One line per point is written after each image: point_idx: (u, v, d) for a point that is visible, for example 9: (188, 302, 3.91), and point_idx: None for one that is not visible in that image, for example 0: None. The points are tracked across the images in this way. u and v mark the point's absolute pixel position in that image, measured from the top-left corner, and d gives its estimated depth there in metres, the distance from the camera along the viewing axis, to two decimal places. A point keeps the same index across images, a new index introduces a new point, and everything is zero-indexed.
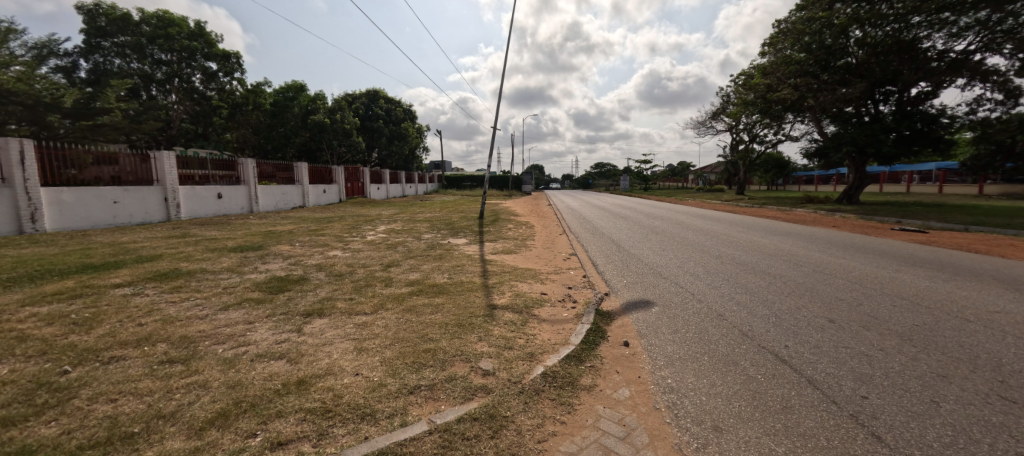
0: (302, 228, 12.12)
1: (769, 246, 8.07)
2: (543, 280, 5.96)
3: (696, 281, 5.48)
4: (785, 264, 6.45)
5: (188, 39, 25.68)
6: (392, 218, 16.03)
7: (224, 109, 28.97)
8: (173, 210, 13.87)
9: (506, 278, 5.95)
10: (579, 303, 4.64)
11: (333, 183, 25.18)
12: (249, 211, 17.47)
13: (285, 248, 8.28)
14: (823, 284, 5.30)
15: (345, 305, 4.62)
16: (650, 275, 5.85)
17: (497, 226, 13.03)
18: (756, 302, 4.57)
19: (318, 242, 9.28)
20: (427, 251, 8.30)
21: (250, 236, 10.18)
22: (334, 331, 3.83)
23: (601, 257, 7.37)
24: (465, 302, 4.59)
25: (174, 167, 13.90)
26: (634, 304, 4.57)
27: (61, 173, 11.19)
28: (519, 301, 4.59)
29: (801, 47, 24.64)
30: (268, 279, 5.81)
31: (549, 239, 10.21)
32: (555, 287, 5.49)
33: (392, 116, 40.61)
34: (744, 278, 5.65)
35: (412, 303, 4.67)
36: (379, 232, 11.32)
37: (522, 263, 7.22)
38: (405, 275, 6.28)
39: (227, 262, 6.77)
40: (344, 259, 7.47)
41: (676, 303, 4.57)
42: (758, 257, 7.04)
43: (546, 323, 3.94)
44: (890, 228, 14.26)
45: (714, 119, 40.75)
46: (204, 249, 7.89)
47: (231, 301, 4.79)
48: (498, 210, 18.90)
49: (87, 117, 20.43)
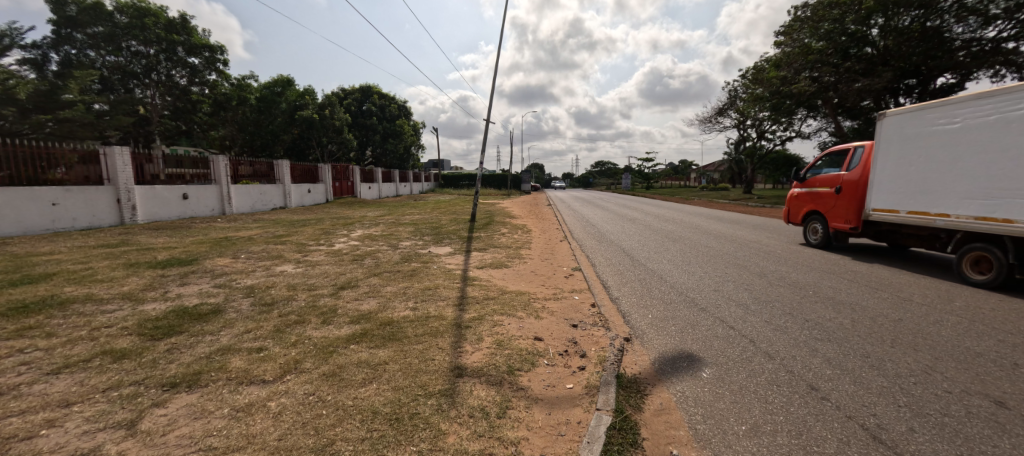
0: (266, 234, 10.60)
1: (819, 260, 6.54)
2: (538, 312, 4.44)
3: (748, 318, 3.97)
4: (854, 287, 4.96)
5: (166, 30, 23.87)
6: (376, 220, 14.49)
7: (206, 105, 27.35)
8: (128, 212, 12.38)
9: (495, 309, 4.44)
10: (590, 361, 3.12)
11: (319, 183, 23.63)
12: (222, 214, 15.93)
13: (224, 261, 6.72)
14: (932, 324, 3.76)
15: (238, 364, 3.08)
16: (683, 307, 4.35)
17: (490, 230, 11.45)
18: (857, 361, 3.02)
19: (271, 253, 7.71)
20: (398, 266, 6.72)
21: (196, 244, 8.61)
22: (190, 426, 2.33)
23: (612, 275, 5.88)
24: (421, 360, 3.04)
25: (129, 165, 12.45)
26: (673, 362, 3.06)
27: (14, 170, 10.12)
28: (499, 359, 3.06)
29: (819, 37, 22.96)
30: (166, 313, 4.29)
31: (548, 248, 8.67)
32: (558, 327, 3.99)
33: (385, 113, 38.89)
34: (811, 312, 4.10)
35: (343, 359, 3.14)
36: (352, 239, 9.77)
37: (511, 283, 5.64)
38: (357, 304, 4.72)
39: (132, 285, 5.22)
40: (290, 277, 5.93)
41: (737, 363, 3.02)
42: (813, 275, 5.53)
43: (539, 408, 2.44)
44: None
45: (721, 115, 39.05)
46: (119, 264, 6.33)
47: (78, 356, 3.25)
48: (493, 212, 17.36)
49: (50, 111, 18.92)
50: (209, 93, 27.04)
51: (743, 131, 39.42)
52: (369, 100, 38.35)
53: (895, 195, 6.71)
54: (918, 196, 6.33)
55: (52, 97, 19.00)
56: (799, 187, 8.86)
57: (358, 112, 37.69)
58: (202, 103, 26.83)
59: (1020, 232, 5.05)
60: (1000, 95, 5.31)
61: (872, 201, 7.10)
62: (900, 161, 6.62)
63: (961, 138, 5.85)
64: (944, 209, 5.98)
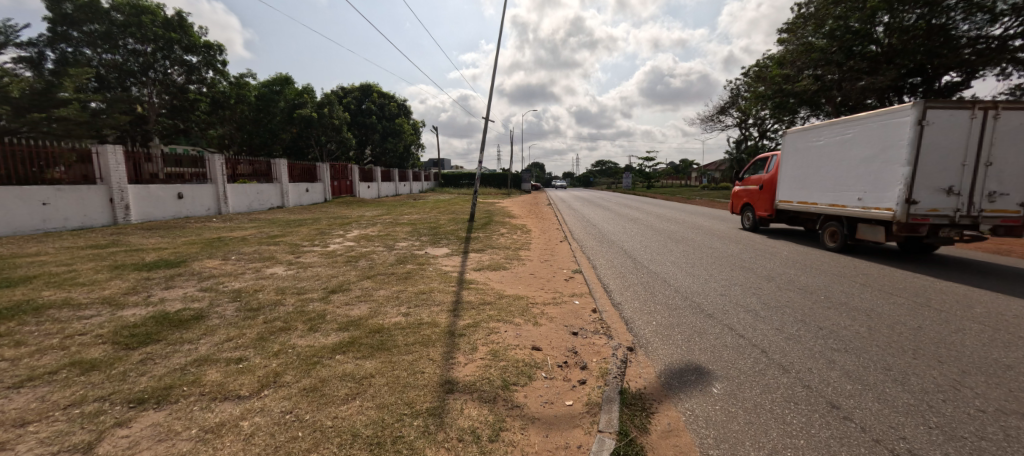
0: (260, 234, 10.37)
1: (827, 262, 6.36)
2: (537, 318, 4.23)
3: (757, 325, 3.76)
4: (866, 291, 4.77)
5: (163, 28, 23.64)
6: (373, 220, 14.31)
7: (204, 104, 26.98)
8: (121, 212, 12.19)
9: (491, 315, 4.22)
10: (591, 373, 2.91)
11: (317, 182, 23.42)
12: (218, 213, 15.72)
13: (213, 263, 6.51)
14: (954, 332, 3.55)
15: (214, 377, 2.88)
16: (688, 312, 4.15)
17: (488, 230, 11.25)
18: (878, 375, 2.82)
19: (263, 254, 7.49)
20: (393, 268, 6.50)
21: (187, 245, 8.39)
22: (152, 449, 2.12)
23: (613, 278, 5.69)
24: (409, 373, 2.83)
25: (122, 164, 12.27)
26: (680, 376, 2.85)
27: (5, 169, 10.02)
28: (494, 372, 2.85)
29: (823, 34, 22.67)
30: (146, 319, 4.09)
31: (548, 249, 8.46)
32: (558, 335, 3.78)
33: (385, 111, 38.64)
34: (824, 319, 3.90)
35: (327, 372, 2.92)
36: (347, 239, 9.56)
37: (509, 287, 5.42)
38: (347, 309, 4.50)
39: (114, 289, 5.01)
40: (280, 280, 5.71)
41: (749, 377, 2.81)
42: (822, 278, 5.34)
43: (535, 429, 2.23)
44: None
45: (722, 114, 38.76)
46: (103, 266, 6.11)
47: (44, 368, 3.04)
48: (492, 212, 17.17)
49: (45, 109, 18.72)
50: (207, 92, 26.76)
51: (745, 130, 39.15)
52: (368, 99, 38.12)
53: (792, 190, 9.66)
54: (806, 191, 9.18)
55: (47, 95, 18.78)
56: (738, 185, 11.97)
57: (358, 111, 37.46)
58: (199, 102, 26.57)
59: (845, 213, 7.98)
60: (846, 123, 8.07)
61: (780, 194, 10.09)
62: (797, 166, 9.48)
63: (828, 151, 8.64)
64: (814, 199, 8.91)
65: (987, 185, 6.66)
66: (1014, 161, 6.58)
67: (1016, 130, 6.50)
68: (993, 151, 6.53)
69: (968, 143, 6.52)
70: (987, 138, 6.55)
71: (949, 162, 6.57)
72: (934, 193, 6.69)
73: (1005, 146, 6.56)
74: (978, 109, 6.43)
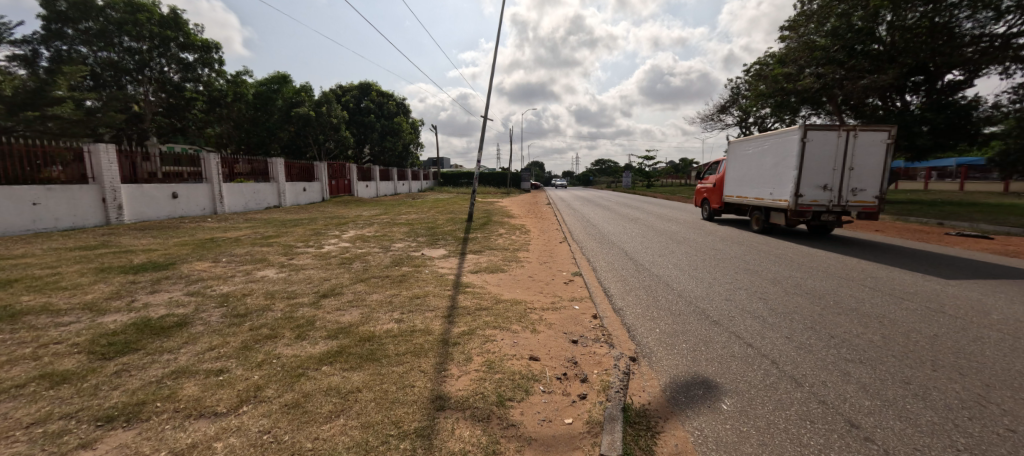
0: (254, 235, 10.19)
1: (832, 264, 6.23)
2: (534, 325, 4.06)
3: (765, 333, 3.60)
4: (875, 296, 4.62)
5: (159, 26, 23.39)
6: (370, 220, 14.15)
7: (200, 102, 26.63)
8: (113, 212, 12.01)
9: (488, 322, 4.05)
10: (593, 387, 2.74)
11: (315, 181, 23.22)
12: (213, 213, 15.53)
13: (203, 265, 6.32)
14: (972, 340, 3.39)
15: (191, 392, 2.70)
16: (693, 318, 3.98)
17: (486, 231, 11.09)
18: (897, 389, 2.65)
19: (255, 255, 7.30)
20: (387, 271, 6.32)
21: (178, 247, 8.21)
22: None
23: (614, 281, 5.53)
24: (399, 387, 2.66)
25: (115, 163, 12.09)
26: (687, 390, 2.68)
27: None
28: (489, 386, 2.68)
29: (825, 32, 22.47)
30: (126, 326, 3.91)
31: (547, 250, 8.28)
32: (557, 344, 3.60)
33: (384, 110, 38.42)
34: (835, 326, 3.74)
35: (311, 386, 2.75)
36: (343, 240, 9.38)
37: (507, 291, 5.25)
38: (337, 315, 4.31)
39: (97, 293, 4.83)
40: (270, 284, 5.53)
41: (760, 392, 2.64)
42: (830, 282, 5.18)
43: (532, 452, 2.06)
44: (945, 233, 12.21)
45: (723, 113, 38.59)
46: (89, 269, 5.92)
47: (11, 381, 2.86)
48: (491, 211, 17.00)
49: (38, 107, 18.48)
50: (203, 90, 26.37)
51: (745, 129, 38.96)
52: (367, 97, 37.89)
53: (733, 187, 12.71)
54: (741, 188, 12.24)
55: (40, 93, 18.55)
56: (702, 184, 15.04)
57: (356, 110, 37.26)
58: (196, 100, 26.18)
59: (761, 203, 11.01)
60: (762, 137, 11.14)
61: (726, 191, 13.12)
62: (736, 168, 12.53)
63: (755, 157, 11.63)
64: (746, 194, 11.93)
65: (852, 183, 9.57)
66: (870, 167, 9.51)
67: (870, 145, 9.45)
68: (854, 160, 9.47)
69: (836, 154, 9.46)
70: (850, 150, 9.48)
71: (824, 166, 9.49)
72: (814, 189, 9.63)
73: (863, 156, 9.49)
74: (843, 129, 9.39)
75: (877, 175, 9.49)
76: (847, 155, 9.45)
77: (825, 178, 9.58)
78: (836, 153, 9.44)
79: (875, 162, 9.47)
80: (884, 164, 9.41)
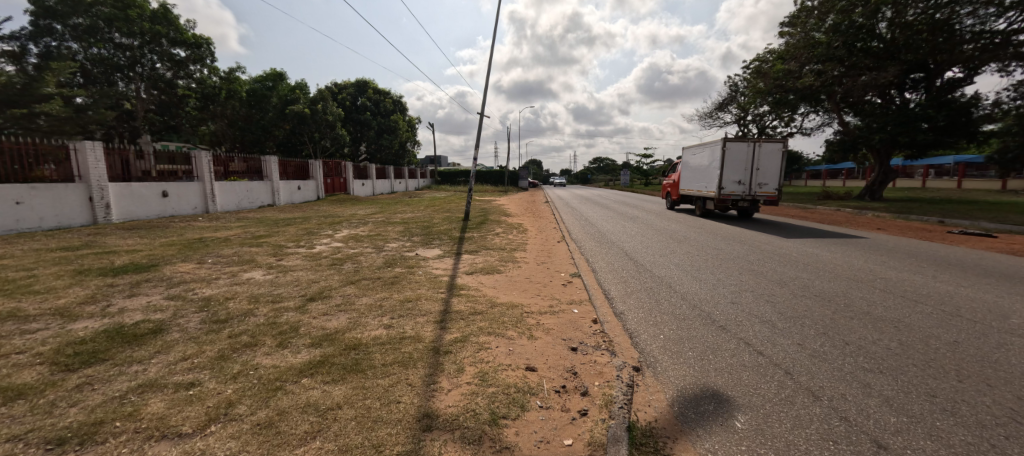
0: (244, 235, 9.93)
1: (837, 264, 6.07)
2: (532, 330, 3.84)
3: (776, 339, 3.41)
4: (886, 298, 4.45)
5: (151, 22, 22.91)
6: (365, 219, 13.91)
7: (193, 99, 26.25)
8: (101, 212, 11.72)
9: (483, 327, 3.83)
10: (596, 402, 2.52)
11: (310, 179, 22.93)
12: (205, 212, 15.23)
13: (187, 267, 6.08)
14: (996, 347, 3.20)
15: (155, 409, 2.47)
16: (698, 323, 3.78)
17: (483, 230, 10.87)
18: (924, 404, 2.45)
19: (243, 256, 7.05)
20: (379, 272, 6.11)
21: (165, 247, 7.95)
22: None
23: (614, 282, 5.35)
24: (383, 403, 2.44)
25: (102, 161, 11.80)
26: (696, 404, 2.48)
27: None
28: (483, 401, 2.47)
29: (826, 29, 22.27)
30: (97, 333, 3.67)
31: (545, 250, 8.06)
32: (555, 351, 3.38)
33: (380, 108, 38.12)
34: (849, 332, 3.54)
35: (287, 401, 2.52)
36: (335, 240, 9.13)
37: (504, 293, 5.03)
38: (324, 321, 4.08)
39: (70, 298, 4.59)
40: (255, 286, 5.28)
41: (775, 407, 2.43)
42: (838, 284, 5.00)
43: None
44: (949, 230, 12.06)
45: (722, 111, 38.45)
46: (66, 271, 5.68)
47: None
48: (488, 210, 16.80)
49: (25, 105, 18.10)
50: (196, 87, 26.00)
51: (744, 127, 38.81)
52: (363, 95, 37.56)
53: (685, 183, 16.29)
54: (690, 183, 15.75)
55: (28, 90, 18.16)
56: (668, 180, 18.60)
57: (353, 108, 36.94)
58: (189, 97, 25.79)
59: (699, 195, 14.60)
60: (701, 145, 14.75)
61: (682, 186, 16.76)
62: (687, 167, 16.10)
63: (697, 160, 15.30)
64: (692, 188, 15.50)
65: (759, 180, 13.07)
66: (772, 168, 13.02)
67: (771, 152, 13.01)
68: (759, 162, 12.99)
69: (747, 158, 12.98)
70: (757, 155, 13.00)
71: (738, 167, 13.05)
72: (731, 183, 13.20)
73: (766, 160, 13.01)
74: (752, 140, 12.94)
75: (778, 173, 12.96)
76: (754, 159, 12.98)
77: (739, 175, 13.17)
78: (746, 157, 12.99)
79: (775, 164, 12.97)
80: (783, 166, 12.85)
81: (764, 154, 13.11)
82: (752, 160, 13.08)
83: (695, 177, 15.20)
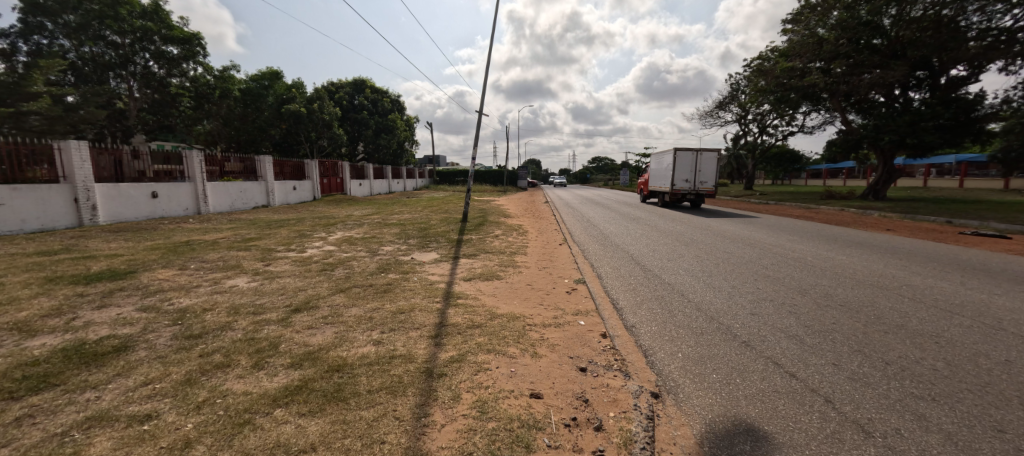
0: (233, 237, 9.54)
1: (856, 269, 5.76)
2: (535, 347, 3.50)
3: (807, 359, 3.06)
4: (917, 308, 4.13)
5: (141, 18, 22.38)
6: (360, 220, 13.54)
7: (187, 98, 25.75)
8: (87, 213, 11.34)
9: (482, 344, 3.47)
10: (612, 442, 2.17)
11: (306, 179, 22.54)
12: (197, 213, 14.83)
13: (166, 274, 5.70)
14: None
15: (99, 451, 2.12)
16: (719, 339, 3.44)
17: (482, 232, 10.50)
18: (999, 443, 2.09)
19: (228, 261, 6.66)
20: (372, 279, 5.75)
21: (148, 251, 7.54)
22: None
23: (622, 290, 5.01)
24: (363, 444, 2.08)
25: (88, 161, 11.43)
26: (730, 444, 2.13)
27: None
28: (480, 442, 2.12)
29: (830, 26, 21.92)
30: (54, 353, 3.31)
31: (547, 253, 7.72)
32: (563, 373, 3.03)
33: (378, 107, 37.71)
34: (887, 349, 3.20)
35: (254, 441, 2.17)
36: (328, 243, 8.76)
37: (505, 303, 4.67)
38: (308, 336, 3.72)
39: (33, 310, 4.22)
40: (237, 296, 4.91)
41: (824, 447, 2.08)
42: (862, 292, 4.67)
43: None
44: (961, 231, 11.70)
45: (722, 109, 38.18)
46: (36, 279, 5.31)
47: None
48: (487, 211, 16.48)
49: (13, 103, 17.65)
50: (190, 85, 25.56)
51: (745, 126, 38.51)
52: (361, 94, 37.23)
53: (654, 182, 21.50)
54: (657, 181, 20.98)
55: (15, 88, 17.71)
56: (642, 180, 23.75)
57: (350, 107, 36.50)
58: (182, 96, 25.29)
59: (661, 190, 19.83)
60: (662, 154, 20.12)
61: (652, 184, 22.04)
62: (655, 170, 21.26)
63: (661, 165, 20.77)
64: (658, 185, 20.65)
65: (700, 179, 18.72)
66: (709, 171, 18.58)
67: (708, 160, 18.70)
68: (700, 167, 18.63)
69: (692, 164, 18.61)
70: (699, 162, 18.66)
71: (685, 170, 18.70)
72: (681, 181, 18.80)
73: (705, 165, 18.60)
74: (695, 151, 18.58)
75: (713, 175, 18.55)
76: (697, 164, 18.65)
77: (686, 175, 18.76)
78: (691, 163, 18.60)
79: (711, 168, 18.56)
80: (716, 169, 18.40)
81: (703, 161, 18.69)
82: (696, 166, 18.69)
83: (658, 176, 20.74)
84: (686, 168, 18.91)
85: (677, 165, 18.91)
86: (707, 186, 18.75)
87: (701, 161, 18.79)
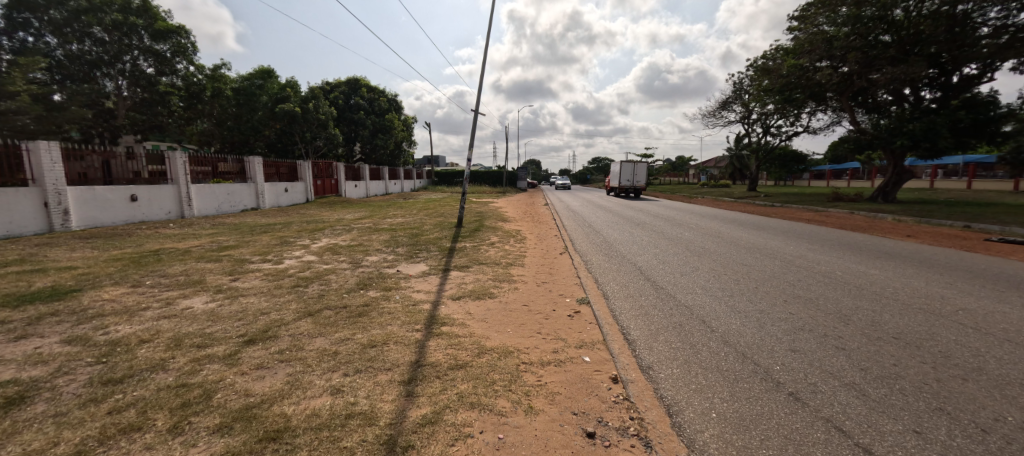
0: (209, 245, 8.88)
1: (897, 288, 5.08)
2: (531, 397, 2.83)
3: (880, 424, 2.37)
4: (988, 343, 3.45)
5: (124, 13, 21.55)
6: (350, 224, 12.86)
7: (177, 97, 25.06)
8: (58, 219, 10.68)
9: (465, 394, 2.80)
10: None
11: (298, 181, 21.83)
12: (180, 217, 14.12)
13: (114, 293, 5.02)
14: None
15: None
16: (761, 391, 2.74)
17: (477, 238, 9.86)
18: None
19: (190, 276, 5.97)
20: (347, 298, 5.08)
21: (107, 263, 6.84)
22: None
23: (632, 316, 4.31)
24: None
25: (60, 163, 10.77)
26: None
27: None
28: None
29: (839, 22, 21.24)
30: None
31: (547, 265, 7.03)
32: (565, 441, 2.35)
33: (374, 106, 37.00)
34: (980, 407, 2.53)
35: None
36: (308, 253, 8.06)
37: (499, 333, 3.97)
38: (254, 381, 3.04)
39: None
40: (186, 322, 4.20)
41: None
42: (915, 320, 3.98)
43: None
44: (987, 238, 11.00)
45: (725, 109, 37.48)
46: None
47: None
48: (484, 214, 15.85)
49: None
50: (180, 84, 24.95)
51: (748, 126, 37.80)
52: (357, 94, 36.48)
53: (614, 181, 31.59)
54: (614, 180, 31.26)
55: None
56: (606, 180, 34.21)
57: (345, 107, 35.76)
58: (171, 95, 24.52)
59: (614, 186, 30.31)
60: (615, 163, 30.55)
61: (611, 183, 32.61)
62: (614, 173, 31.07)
63: (616, 172, 31.19)
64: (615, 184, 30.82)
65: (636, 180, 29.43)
66: (641, 174, 29.35)
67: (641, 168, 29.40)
68: (636, 173, 29.42)
69: (630, 171, 29.41)
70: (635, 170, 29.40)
71: (626, 174, 29.53)
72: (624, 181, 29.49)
73: (639, 171, 29.35)
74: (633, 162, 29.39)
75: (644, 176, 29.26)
76: (634, 169, 29.77)
77: (627, 177, 29.67)
78: (630, 169, 29.48)
79: (642, 173, 29.28)
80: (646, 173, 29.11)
81: (638, 169, 29.47)
82: (633, 172, 29.44)
83: (613, 178, 31.61)
84: (628, 173, 29.71)
85: (622, 171, 29.80)
86: (640, 184, 29.58)
87: (638, 168, 29.53)
